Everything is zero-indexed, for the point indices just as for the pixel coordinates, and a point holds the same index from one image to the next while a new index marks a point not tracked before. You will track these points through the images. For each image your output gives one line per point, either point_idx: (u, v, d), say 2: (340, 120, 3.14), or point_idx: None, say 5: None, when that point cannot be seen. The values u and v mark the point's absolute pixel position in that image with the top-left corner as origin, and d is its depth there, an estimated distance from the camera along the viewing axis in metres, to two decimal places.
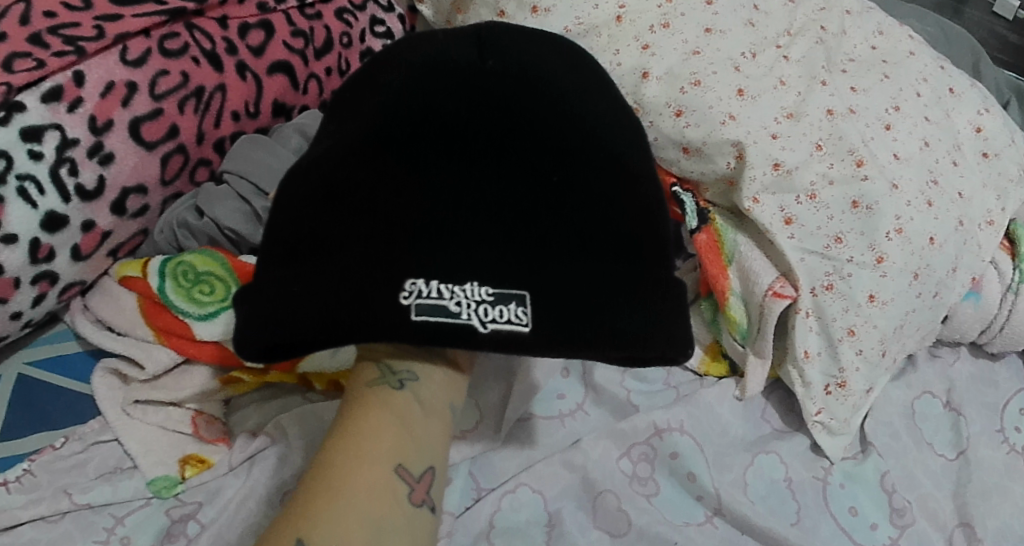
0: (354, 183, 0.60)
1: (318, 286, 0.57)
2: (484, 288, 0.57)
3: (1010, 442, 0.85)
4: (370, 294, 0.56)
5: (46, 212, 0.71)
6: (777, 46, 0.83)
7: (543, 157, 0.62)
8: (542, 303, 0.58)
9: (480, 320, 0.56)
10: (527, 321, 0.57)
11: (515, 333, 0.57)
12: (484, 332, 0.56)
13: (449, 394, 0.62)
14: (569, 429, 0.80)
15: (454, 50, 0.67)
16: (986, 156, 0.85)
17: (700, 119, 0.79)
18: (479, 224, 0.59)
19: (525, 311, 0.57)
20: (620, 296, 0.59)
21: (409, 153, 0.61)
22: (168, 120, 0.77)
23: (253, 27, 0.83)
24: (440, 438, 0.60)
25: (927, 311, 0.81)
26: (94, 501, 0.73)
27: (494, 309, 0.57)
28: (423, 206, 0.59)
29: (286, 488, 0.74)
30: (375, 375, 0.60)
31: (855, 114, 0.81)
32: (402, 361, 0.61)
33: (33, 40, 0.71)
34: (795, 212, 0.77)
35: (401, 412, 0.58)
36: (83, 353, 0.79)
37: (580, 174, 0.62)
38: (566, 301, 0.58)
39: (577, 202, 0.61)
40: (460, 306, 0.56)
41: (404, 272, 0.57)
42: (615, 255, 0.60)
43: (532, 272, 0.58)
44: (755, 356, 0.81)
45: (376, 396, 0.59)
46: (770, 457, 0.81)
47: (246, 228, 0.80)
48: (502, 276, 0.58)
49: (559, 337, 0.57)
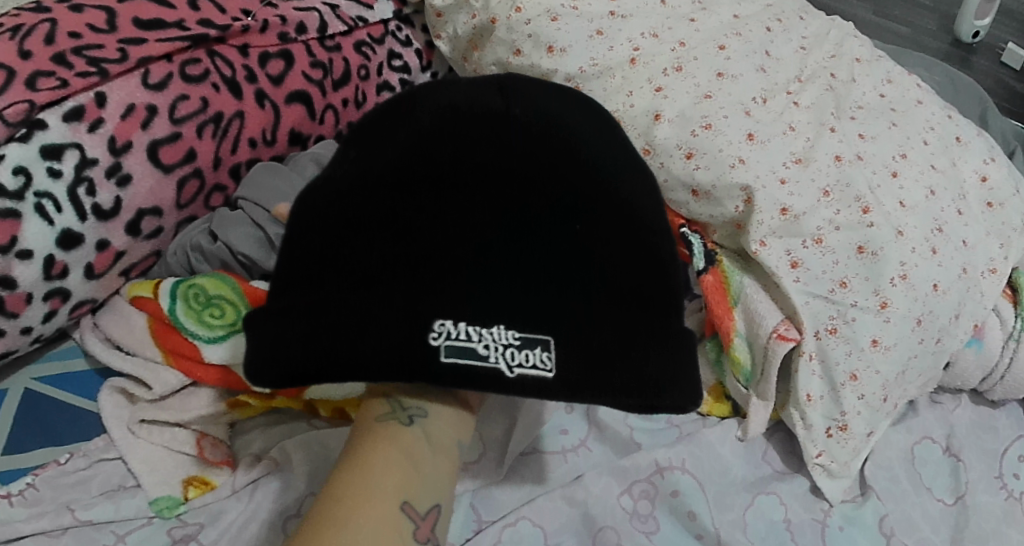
0: (379, 215, 0.60)
1: (340, 323, 0.58)
2: (511, 332, 0.58)
3: (1009, 488, 0.86)
4: (397, 335, 0.58)
5: (62, 230, 0.72)
6: (788, 92, 0.85)
7: (566, 206, 0.62)
8: (566, 349, 0.59)
9: (507, 365, 0.58)
10: (551, 364, 0.59)
11: (540, 377, 0.58)
12: (511, 377, 0.58)
13: (458, 430, 0.63)
14: (571, 464, 0.80)
15: (480, 98, 0.67)
16: (990, 206, 0.86)
17: (710, 161, 0.80)
18: (500, 271, 0.60)
19: (549, 355, 0.59)
20: (632, 345, 0.60)
21: (432, 196, 0.61)
22: (186, 144, 0.78)
23: (273, 56, 0.85)
24: (447, 475, 0.61)
25: (930, 357, 0.82)
26: (96, 518, 0.73)
27: (520, 352, 0.58)
28: (445, 251, 0.59)
29: (288, 514, 0.75)
30: (385, 410, 0.61)
31: (862, 161, 0.82)
32: (413, 398, 0.61)
33: (57, 59, 0.73)
34: (802, 256, 0.78)
35: (408, 448, 0.59)
36: (91, 371, 0.79)
37: (602, 225, 0.62)
38: (587, 349, 0.59)
39: (598, 253, 0.61)
40: (488, 349, 0.58)
41: (433, 313, 0.58)
42: (631, 305, 0.61)
43: (556, 318, 0.59)
44: (758, 399, 0.82)
45: (385, 431, 0.60)
46: (770, 498, 0.81)
47: (260, 255, 0.80)
48: (526, 319, 0.59)
49: (581, 384, 0.59)
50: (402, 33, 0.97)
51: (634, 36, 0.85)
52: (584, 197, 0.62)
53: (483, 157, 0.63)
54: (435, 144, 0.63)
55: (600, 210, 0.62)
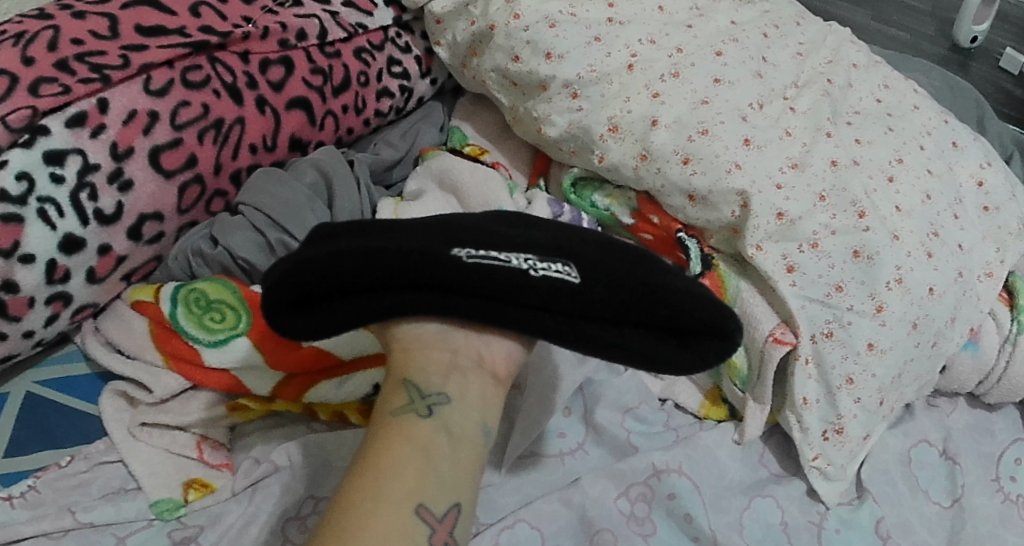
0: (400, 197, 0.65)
1: (368, 243, 0.59)
2: (532, 250, 0.60)
3: (1005, 491, 0.86)
4: (424, 245, 0.59)
5: (64, 234, 0.73)
6: (784, 98, 0.86)
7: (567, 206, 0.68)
8: (586, 266, 0.60)
9: (530, 267, 0.59)
10: (576, 273, 0.60)
11: (565, 283, 0.59)
12: (535, 275, 0.59)
13: (477, 422, 0.62)
14: (569, 467, 0.81)
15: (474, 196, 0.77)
16: (986, 210, 0.87)
17: (707, 166, 0.80)
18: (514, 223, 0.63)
19: (571, 268, 0.60)
20: (652, 268, 0.61)
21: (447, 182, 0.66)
22: (187, 149, 0.79)
23: (274, 63, 0.86)
24: (468, 473, 0.60)
25: (926, 360, 0.82)
26: (96, 520, 0.73)
27: (542, 263, 0.60)
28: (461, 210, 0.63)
29: (287, 516, 0.75)
30: (403, 402, 0.61)
31: (858, 166, 0.83)
32: (432, 385, 0.62)
33: (60, 65, 0.74)
34: (797, 260, 0.79)
35: (423, 444, 0.59)
36: (92, 375, 0.81)
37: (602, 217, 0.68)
38: (609, 265, 0.60)
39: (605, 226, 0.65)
40: (511, 255, 0.60)
41: (455, 231, 0.61)
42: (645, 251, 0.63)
43: (574, 245, 0.61)
44: (754, 402, 0.82)
45: (403, 423, 0.60)
46: (767, 501, 0.82)
47: (259, 258, 0.81)
48: (544, 245, 0.61)
49: (603, 292, 0.59)
50: (402, 40, 0.98)
51: (631, 42, 0.86)
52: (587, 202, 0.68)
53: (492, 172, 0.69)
54: None
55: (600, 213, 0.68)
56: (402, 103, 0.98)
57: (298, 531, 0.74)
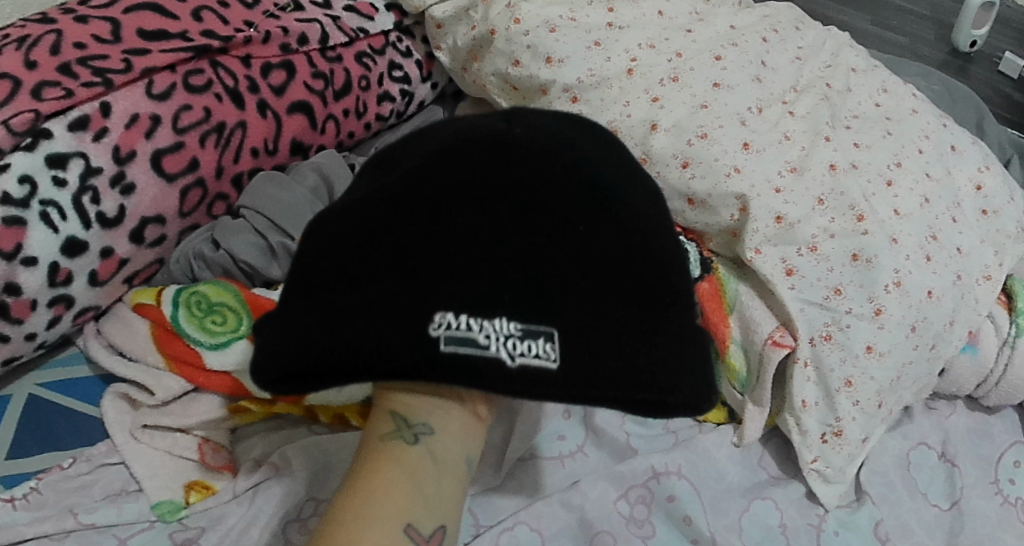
0: (383, 219, 0.59)
1: (342, 329, 0.57)
2: (513, 324, 0.57)
3: (1003, 494, 0.86)
4: (397, 330, 0.56)
5: (67, 237, 0.73)
6: (783, 102, 0.86)
7: (572, 208, 0.59)
8: (570, 341, 0.57)
9: (508, 354, 0.56)
10: (555, 357, 0.57)
11: (543, 369, 0.56)
12: (512, 366, 0.56)
13: (466, 446, 0.62)
14: (568, 469, 0.81)
15: (482, 121, 0.64)
16: (985, 214, 0.87)
17: (706, 170, 0.81)
18: (501, 264, 0.57)
19: (553, 347, 0.57)
20: (633, 340, 0.58)
21: (439, 195, 0.59)
22: (189, 153, 0.79)
23: (275, 67, 0.86)
24: (454, 496, 0.61)
25: (925, 363, 0.82)
26: (98, 521, 0.74)
27: (522, 343, 0.56)
28: (450, 242, 0.58)
29: (289, 518, 0.75)
30: (390, 428, 0.61)
31: (857, 170, 0.83)
32: (418, 414, 0.61)
33: (62, 69, 0.74)
34: (796, 263, 0.79)
35: (411, 470, 0.59)
36: (94, 377, 0.81)
37: (606, 226, 0.59)
38: (592, 343, 0.57)
39: (605, 256, 0.59)
40: (489, 339, 0.56)
41: (433, 304, 0.56)
42: (636, 298, 0.59)
43: (559, 309, 0.57)
44: (753, 404, 0.82)
45: (391, 450, 0.60)
46: (766, 503, 0.82)
47: (262, 262, 0.81)
48: (529, 311, 0.57)
49: (584, 373, 0.57)
50: (402, 45, 0.98)
51: (631, 47, 0.87)
52: (595, 204, 0.60)
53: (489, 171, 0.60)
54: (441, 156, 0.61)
55: (605, 220, 0.60)
56: (402, 107, 0.99)
57: (299, 533, 0.75)
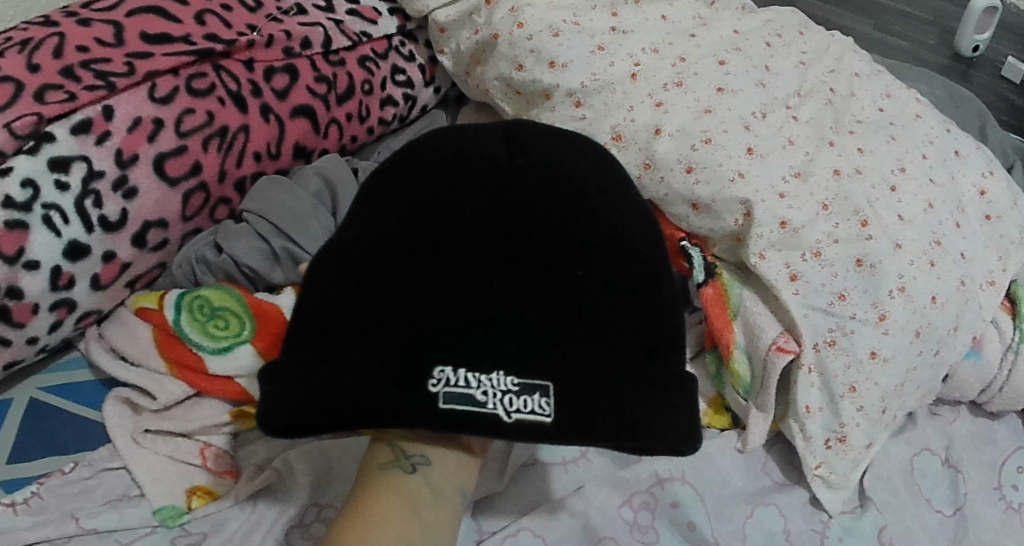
0: (383, 269, 0.61)
1: (342, 385, 0.58)
2: (510, 379, 0.58)
3: (1007, 500, 0.86)
4: (396, 384, 0.57)
5: (69, 241, 0.73)
6: (787, 107, 0.86)
7: (568, 250, 0.62)
8: (565, 393, 0.58)
9: (504, 411, 0.57)
10: (550, 412, 0.58)
11: (539, 423, 0.57)
12: (508, 422, 0.57)
13: (462, 477, 0.63)
14: (572, 475, 0.81)
15: (484, 152, 0.66)
16: (988, 219, 0.87)
17: (710, 175, 0.80)
18: (497, 313, 0.60)
19: (549, 401, 0.58)
20: (631, 387, 0.59)
21: (437, 243, 0.62)
22: (191, 157, 0.79)
23: (278, 71, 0.86)
24: (449, 524, 0.61)
25: (929, 369, 0.82)
26: (99, 527, 0.73)
27: (518, 399, 0.57)
28: (451, 297, 0.60)
29: (291, 524, 0.75)
30: (388, 458, 0.61)
31: (861, 175, 0.83)
32: (416, 446, 0.61)
33: (65, 73, 0.74)
34: (800, 269, 0.79)
35: (409, 497, 0.59)
36: (96, 382, 0.81)
37: (602, 268, 0.62)
38: (588, 394, 0.58)
39: (601, 300, 0.61)
40: (485, 396, 0.57)
41: (432, 359, 0.58)
42: (633, 343, 0.61)
43: (554, 362, 0.59)
44: (757, 410, 0.82)
45: (389, 479, 0.60)
46: (770, 509, 0.82)
47: (263, 266, 0.82)
48: (525, 363, 0.58)
49: (581, 425, 0.58)
50: (405, 49, 0.98)
51: (634, 51, 0.87)
52: (588, 247, 0.62)
53: (487, 215, 0.63)
54: (440, 198, 0.63)
55: (600, 261, 0.62)
56: (405, 111, 0.99)
57: (301, 538, 0.75)
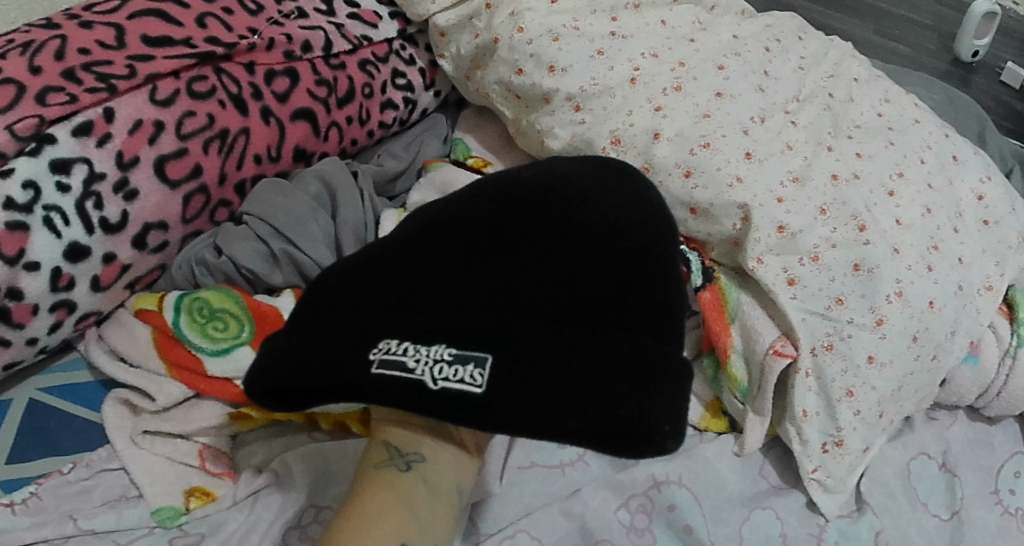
0: (361, 262, 0.63)
1: (294, 353, 0.60)
2: (446, 349, 0.57)
3: (1003, 504, 0.86)
4: (338, 352, 0.59)
5: (70, 242, 0.73)
6: (785, 112, 0.86)
7: (541, 245, 0.61)
8: (504, 365, 0.56)
9: (432, 377, 0.56)
10: (480, 383, 0.56)
11: (466, 393, 0.56)
12: (434, 388, 0.56)
13: (457, 476, 0.63)
14: (569, 478, 0.81)
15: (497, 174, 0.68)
16: (986, 224, 0.87)
17: (708, 180, 0.81)
18: (457, 297, 0.60)
19: (481, 372, 0.56)
20: (578, 368, 0.56)
21: (414, 238, 0.64)
22: (192, 160, 0.80)
23: (279, 74, 0.86)
24: (445, 520, 0.62)
25: (926, 373, 0.82)
26: (98, 527, 0.73)
27: (450, 368, 0.57)
28: (416, 278, 0.61)
29: (290, 526, 0.76)
30: (382, 457, 0.62)
31: (859, 180, 0.83)
32: (411, 445, 0.62)
33: (66, 75, 0.74)
34: (798, 273, 0.79)
35: (405, 492, 0.60)
36: (96, 383, 0.81)
37: (571, 260, 0.60)
38: (525, 368, 0.56)
39: (566, 288, 0.59)
40: (416, 363, 0.57)
41: (378, 331, 0.59)
42: (595, 328, 0.58)
43: (499, 339, 0.58)
44: (754, 414, 0.82)
45: (383, 477, 0.61)
46: (766, 513, 0.82)
47: (263, 269, 0.82)
48: (473, 339, 0.58)
49: (511, 396, 0.55)
50: (405, 53, 0.98)
51: (634, 56, 0.87)
52: (562, 240, 0.61)
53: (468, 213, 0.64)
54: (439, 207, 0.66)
55: (570, 253, 0.61)
56: (405, 115, 0.99)
57: (298, 540, 0.75)
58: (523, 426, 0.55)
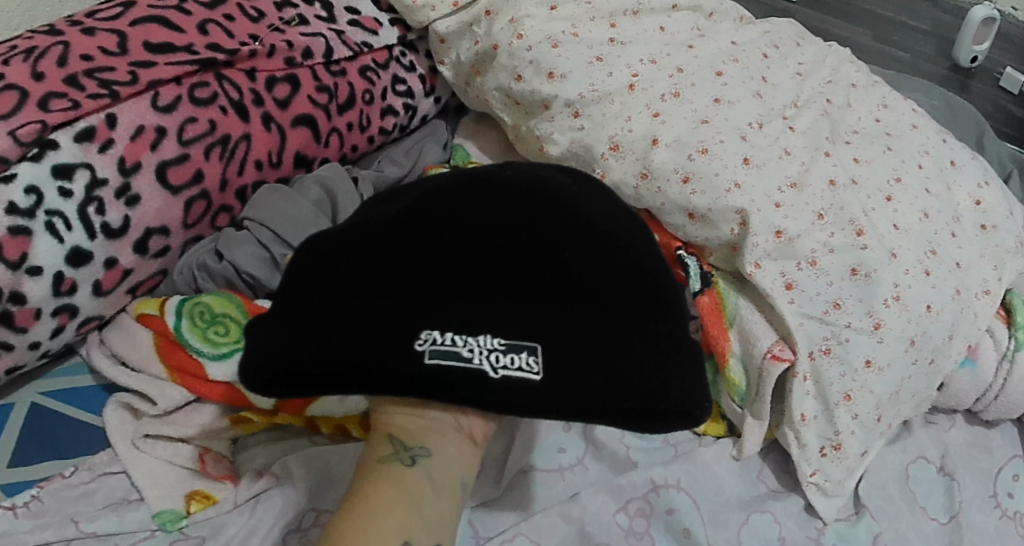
0: (375, 247, 0.61)
1: (332, 344, 0.59)
2: (496, 338, 0.58)
3: (1002, 507, 0.87)
4: (383, 342, 0.58)
5: (72, 247, 0.74)
6: (783, 118, 0.87)
7: (559, 231, 0.61)
8: (556, 352, 0.58)
9: (491, 367, 0.58)
10: (539, 370, 0.58)
11: (526, 380, 0.58)
12: (495, 378, 0.57)
13: (462, 468, 0.63)
14: (568, 482, 0.81)
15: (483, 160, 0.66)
16: (984, 229, 0.88)
17: (706, 186, 0.81)
18: (492, 284, 0.59)
19: (536, 359, 0.58)
20: (629, 352, 0.58)
21: (427, 221, 0.61)
22: (193, 165, 0.80)
23: (280, 81, 0.87)
24: (450, 513, 0.62)
25: (924, 377, 0.83)
26: (100, 530, 0.74)
27: (505, 356, 0.58)
28: (438, 264, 0.60)
29: (290, 528, 0.76)
30: (387, 451, 0.62)
31: (856, 185, 0.84)
32: (417, 437, 0.62)
33: (69, 81, 0.75)
34: (796, 278, 0.80)
35: (408, 488, 0.60)
36: (97, 387, 0.82)
37: (596, 247, 0.61)
38: (579, 354, 0.58)
39: (594, 275, 0.60)
40: (472, 352, 0.58)
41: (420, 321, 0.58)
42: (634, 310, 0.60)
43: (545, 326, 0.59)
44: (752, 418, 0.83)
45: (388, 473, 0.61)
46: (765, 516, 0.82)
47: (264, 273, 0.82)
48: (515, 326, 0.58)
49: (571, 383, 0.58)
50: (406, 59, 0.99)
51: (632, 62, 0.88)
52: (582, 227, 0.61)
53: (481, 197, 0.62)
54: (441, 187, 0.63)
55: (592, 239, 0.61)
56: (405, 121, 0.99)
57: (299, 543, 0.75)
58: (582, 409, 0.58)
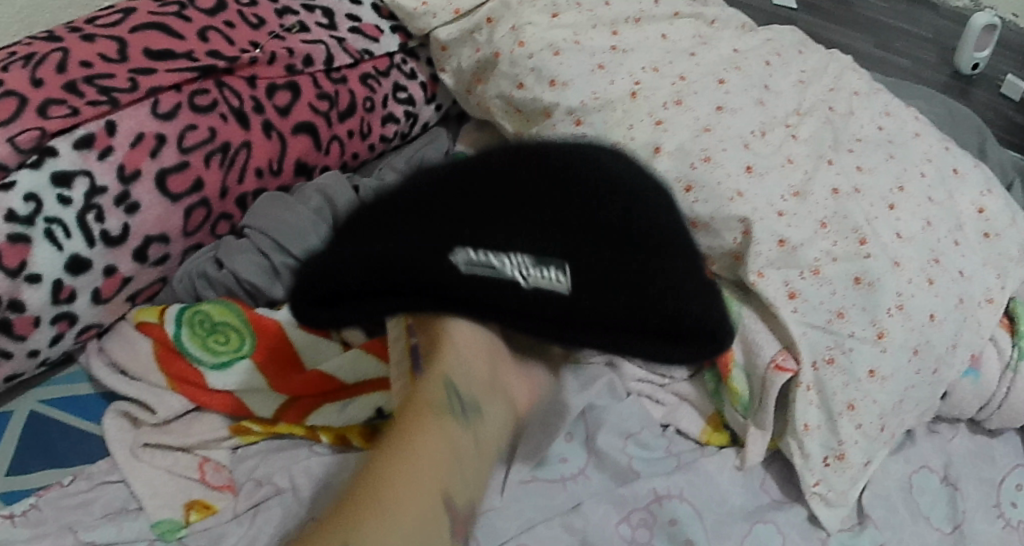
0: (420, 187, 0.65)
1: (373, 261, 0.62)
2: (527, 255, 0.60)
3: (1005, 517, 0.86)
4: (420, 257, 0.60)
5: (71, 255, 0.73)
6: (786, 126, 0.87)
7: (595, 184, 0.64)
8: (582, 269, 0.60)
9: (521, 276, 0.59)
10: (567, 282, 0.60)
11: (554, 292, 0.59)
12: (524, 287, 0.59)
13: (498, 434, 0.59)
14: (569, 492, 0.81)
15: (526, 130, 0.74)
16: (987, 237, 0.87)
17: (708, 195, 0.81)
18: (525, 209, 0.62)
19: (565, 275, 0.60)
20: (649, 279, 0.62)
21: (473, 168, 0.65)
22: (193, 173, 0.80)
23: (280, 88, 0.86)
24: (482, 476, 0.56)
25: (927, 387, 0.82)
26: (98, 540, 0.73)
27: (535, 269, 0.59)
28: (477, 195, 0.63)
29: (289, 537, 0.74)
30: (444, 398, 0.55)
31: (859, 193, 0.83)
32: (470, 395, 0.57)
33: (68, 88, 0.75)
34: (799, 287, 0.79)
35: (461, 443, 0.54)
36: (96, 395, 0.81)
37: (620, 196, 0.65)
38: (601, 273, 0.61)
39: (620, 215, 0.63)
40: (505, 264, 0.59)
41: (454, 236, 0.60)
42: (652, 245, 0.63)
43: (572, 247, 0.61)
44: (755, 427, 0.82)
45: (440, 420, 0.54)
46: (767, 528, 0.81)
47: (264, 282, 0.82)
48: (543, 247, 0.60)
49: (595, 297, 0.60)
50: (407, 67, 0.98)
51: (634, 70, 0.88)
52: (608, 178, 0.65)
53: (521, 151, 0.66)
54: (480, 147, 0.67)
55: (619, 189, 0.65)
56: (406, 128, 0.99)
57: None
58: (603, 327, 0.61)
